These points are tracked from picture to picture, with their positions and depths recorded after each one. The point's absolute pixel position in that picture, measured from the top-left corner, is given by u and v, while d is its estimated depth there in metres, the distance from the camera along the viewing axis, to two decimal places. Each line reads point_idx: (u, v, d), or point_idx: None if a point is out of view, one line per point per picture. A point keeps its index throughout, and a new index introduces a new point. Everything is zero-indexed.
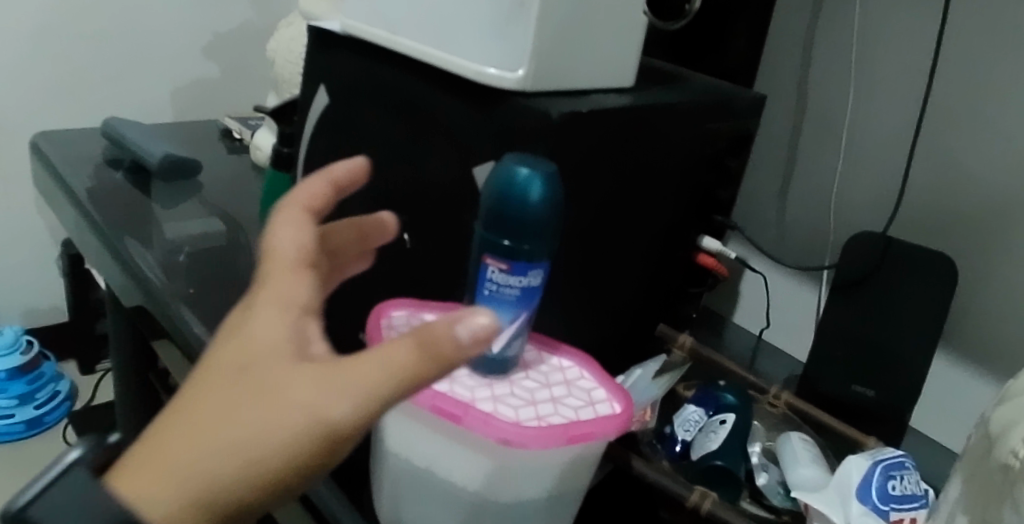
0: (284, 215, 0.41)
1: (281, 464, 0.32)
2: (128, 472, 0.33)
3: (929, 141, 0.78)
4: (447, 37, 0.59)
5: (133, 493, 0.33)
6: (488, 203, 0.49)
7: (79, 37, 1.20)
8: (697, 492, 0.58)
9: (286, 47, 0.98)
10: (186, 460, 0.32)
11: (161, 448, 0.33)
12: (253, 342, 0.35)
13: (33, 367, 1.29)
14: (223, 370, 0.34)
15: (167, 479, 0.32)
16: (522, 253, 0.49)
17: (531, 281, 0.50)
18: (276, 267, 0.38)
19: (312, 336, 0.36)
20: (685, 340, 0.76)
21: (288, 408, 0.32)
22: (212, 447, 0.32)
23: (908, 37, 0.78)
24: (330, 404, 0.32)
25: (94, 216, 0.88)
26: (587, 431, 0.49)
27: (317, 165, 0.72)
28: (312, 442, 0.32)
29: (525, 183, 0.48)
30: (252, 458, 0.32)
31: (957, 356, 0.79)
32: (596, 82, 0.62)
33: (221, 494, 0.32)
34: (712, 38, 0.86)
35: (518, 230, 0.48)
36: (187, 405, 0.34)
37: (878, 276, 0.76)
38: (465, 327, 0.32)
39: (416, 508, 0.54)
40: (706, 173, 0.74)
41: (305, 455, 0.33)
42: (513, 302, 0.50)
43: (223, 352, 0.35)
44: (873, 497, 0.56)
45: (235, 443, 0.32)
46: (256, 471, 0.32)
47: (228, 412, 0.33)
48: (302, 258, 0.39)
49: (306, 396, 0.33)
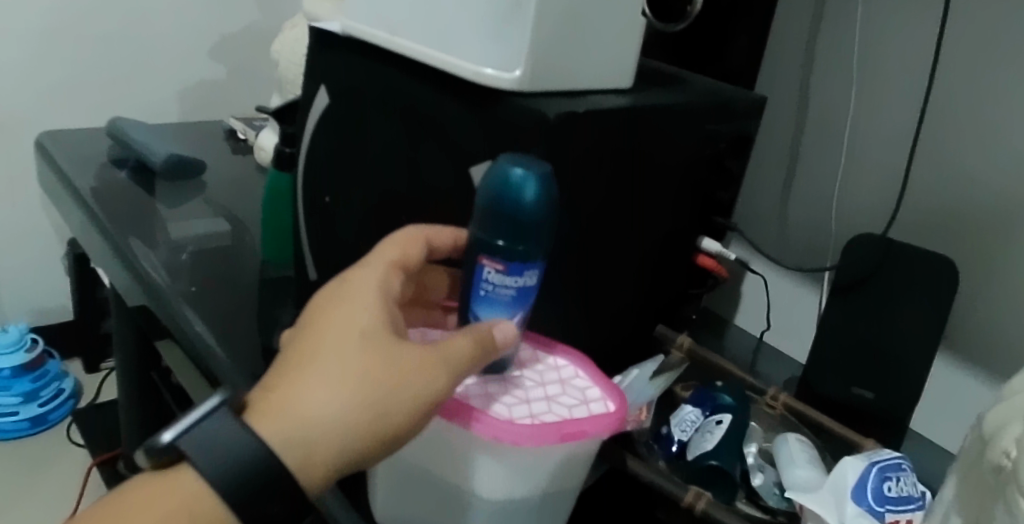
0: (386, 238, 0.52)
1: (396, 420, 0.43)
2: (269, 408, 0.42)
3: (930, 144, 0.78)
4: (445, 38, 0.59)
5: (274, 424, 0.41)
6: (485, 203, 0.49)
7: (86, 37, 1.21)
8: (692, 492, 0.58)
9: (290, 48, 0.98)
10: (325, 406, 0.41)
11: (299, 396, 0.41)
12: (366, 319, 0.44)
13: (38, 365, 1.30)
14: (342, 334, 0.44)
15: (309, 419, 0.41)
16: (517, 253, 0.49)
17: (526, 281, 0.50)
18: (375, 262, 0.49)
19: (401, 321, 0.47)
20: (684, 341, 0.77)
21: (405, 377, 0.43)
22: (346, 397, 0.42)
23: (909, 38, 0.78)
24: (435, 375, 0.44)
25: (98, 215, 0.89)
26: (580, 430, 0.49)
27: (318, 164, 0.72)
28: (420, 405, 0.43)
29: (521, 182, 0.48)
30: (374, 412, 0.42)
31: (958, 359, 0.78)
32: (594, 83, 0.63)
33: (344, 436, 0.42)
34: (714, 40, 0.86)
35: (515, 232, 0.49)
36: (312, 361, 0.43)
37: (876, 279, 0.76)
38: (503, 331, 0.48)
39: (410, 503, 0.54)
40: (707, 174, 0.74)
41: (413, 415, 0.43)
42: (509, 303, 0.51)
43: (338, 317, 0.45)
44: (868, 498, 0.56)
45: (364, 399, 0.42)
46: (376, 421, 0.42)
47: (354, 373, 0.42)
48: (392, 265, 0.50)
49: (419, 369, 0.43)
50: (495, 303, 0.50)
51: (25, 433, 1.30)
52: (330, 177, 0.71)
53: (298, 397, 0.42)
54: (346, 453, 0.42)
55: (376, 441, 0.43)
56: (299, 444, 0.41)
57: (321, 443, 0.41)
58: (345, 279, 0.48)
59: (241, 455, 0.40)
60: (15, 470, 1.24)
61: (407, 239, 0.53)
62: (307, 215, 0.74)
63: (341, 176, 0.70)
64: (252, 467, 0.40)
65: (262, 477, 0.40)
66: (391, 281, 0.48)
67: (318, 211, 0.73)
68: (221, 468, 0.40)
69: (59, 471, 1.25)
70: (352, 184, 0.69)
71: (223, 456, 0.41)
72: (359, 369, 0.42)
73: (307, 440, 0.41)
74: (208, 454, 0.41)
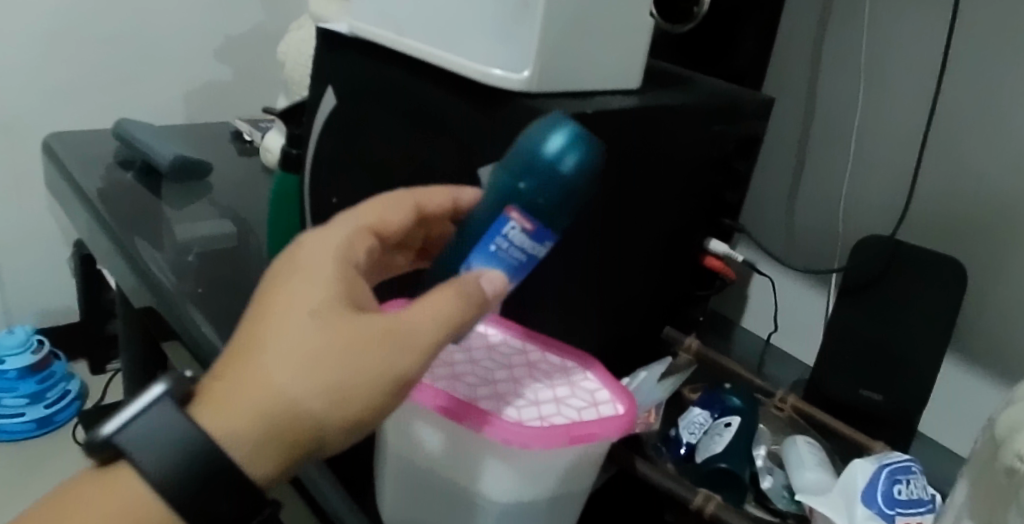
0: (363, 204, 0.51)
1: (361, 406, 0.40)
2: (218, 404, 0.39)
3: (939, 144, 0.77)
4: (453, 39, 0.59)
5: (224, 421, 0.39)
6: (522, 151, 0.46)
7: (92, 39, 1.22)
8: (701, 495, 0.58)
9: (296, 50, 0.98)
10: (277, 399, 0.39)
11: (247, 388, 0.39)
12: (318, 294, 0.41)
13: (44, 366, 1.30)
14: (292, 313, 0.40)
15: (260, 414, 0.39)
16: (545, 218, 0.46)
17: (537, 252, 0.47)
18: (340, 232, 0.47)
19: (364, 293, 0.43)
20: (692, 343, 0.77)
21: (364, 361, 0.40)
22: (300, 386, 0.39)
23: (917, 39, 0.78)
24: (396, 354, 0.40)
25: (105, 216, 0.89)
26: (590, 432, 0.49)
27: (325, 166, 0.72)
28: (385, 388, 0.40)
29: (570, 141, 0.46)
30: (331, 398, 0.39)
31: (965, 361, 0.78)
32: (603, 85, 0.62)
33: (304, 427, 0.39)
34: (721, 40, 0.86)
35: (546, 191, 0.45)
36: (260, 348, 0.40)
37: (885, 281, 0.76)
38: (490, 284, 0.45)
39: (419, 506, 0.54)
40: (714, 175, 0.74)
41: (380, 398, 0.40)
42: (515, 267, 0.47)
43: (288, 293, 0.41)
44: (878, 501, 0.56)
45: (319, 387, 0.39)
46: (335, 407, 0.39)
47: (306, 358, 0.39)
48: (353, 234, 0.47)
49: (378, 350, 0.40)
50: (499, 264, 0.47)
51: (32, 435, 1.30)
52: (337, 178, 0.71)
53: (246, 390, 0.39)
54: (310, 444, 0.40)
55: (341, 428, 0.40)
56: (255, 440, 0.39)
57: (279, 438, 0.39)
58: (296, 247, 0.44)
59: (183, 452, 0.39)
60: (22, 471, 1.24)
61: (381, 205, 0.51)
62: (314, 217, 0.74)
63: (348, 177, 0.70)
64: (195, 462, 0.39)
65: (208, 477, 0.39)
66: (349, 251, 0.45)
67: (324, 213, 0.73)
68: (162, 466, 0.39)
69: (65, 472, 1.25)
70: (359, 185, 0.69)
71: (164, 451, 0.39)
72: (312, 354, 0.39)
73: (263, 436, 0.39)
74: (148, 450, 0.39)
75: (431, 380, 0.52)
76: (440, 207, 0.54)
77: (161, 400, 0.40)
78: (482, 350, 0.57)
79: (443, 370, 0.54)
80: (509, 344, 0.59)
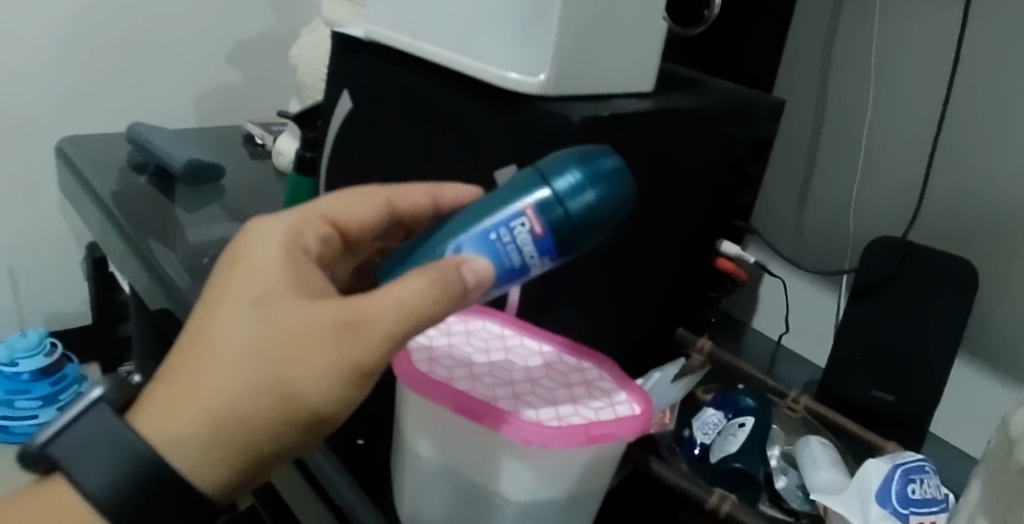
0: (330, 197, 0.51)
1: (310, 400, 0.40)
2: (162, 407, 0.40)
3: (950, 146, 0.77)
4: (469, 42, 0.60)
5: (169, 418, 0.40)
6: (564, 165, 0.47)
7: (106, 44, 1.23)
8: (716, 494, 0.58)
9: (308, 54, 0.99)
10: (224, 397, 0.39)
11: (192, 389, 0.40)
12: (265, 287, 0.42)
13: (57, 369, 1.30)
14: (239, 308, 0.41)
15: (206, 411, 0.39)
16: (558, 231, 0.46)
17: (532, 264, 0.47)
18: (299, 219, 0.47)
19: (318, 282, 0.44)
20: (704, 344, 0.77)
21: (311, 356, 0.40)
22: (245, 383, 0.39)
23: (928, 41, 0.78)
24: (348, 343, 0.40)
25: (121, 219, 0.90)
26: (608, 431, 0.50)
27: (342, 169, 0.73)
28: (334, 382, 0.40)
29: (614, 177, 0.48)
30: (277, 393, 0.40)
31: (977, 362, 0.78)
32: (618, 88, 0.63)
33: (252, 424, 0.40)
34: (732, 43, 0.86)
35: (577, 213, 0.46)
36: (211, 341, 0.41)
37: (898, 281, 0.76)
38: (474, 272, 0.44)
39: (438, 509, 0.54)
40: (727, 177, 0.74)
41: (328, 394, 0.41)
42: (508, 264, 0.47)
43: (234, 289, 0.42)
44: (892, 501, 0.56)
45: (265, 383, 0.40)
46: (285, 403, 0.40)
47: (254, 353, 0.40)
48: (308, 221, 0.48)
49: (324, 345, 0.40)
50: (493, 253, 0.46)
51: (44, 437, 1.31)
52: (353, 181, 0.72)
53: (191, 391, 0.40)
54: (261, 440, 0.41)
55: (290, 423, 0.41)
56: (202, 437, 0.40)
57: (226, 434, 0.40)
58: (242, 234, 0.45)
59: (120, 460, 0.40)
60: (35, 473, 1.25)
61: (344, 198, 0.52)
62: None
63: (364, 180, 0.71)
64: (133, 468, 0.39)
65: (157, 485, 0.40)
66: (301, 239, 0.46)
67: None
68: (98, 475, 0.40)
69: None
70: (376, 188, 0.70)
71: (98, 461, 0.40)
72: (259, 347, 0.40)
73: (209, 433, 0.40)
74: (81, 459, 0.40)
75: (450, 380, 0.52)
76: (419, 206, 0.54)
77: (92, 405, 0.41)
78: (500, 351, 0.58)
79: (463, 370, 0.54)
80: (526, 346, 0.59)
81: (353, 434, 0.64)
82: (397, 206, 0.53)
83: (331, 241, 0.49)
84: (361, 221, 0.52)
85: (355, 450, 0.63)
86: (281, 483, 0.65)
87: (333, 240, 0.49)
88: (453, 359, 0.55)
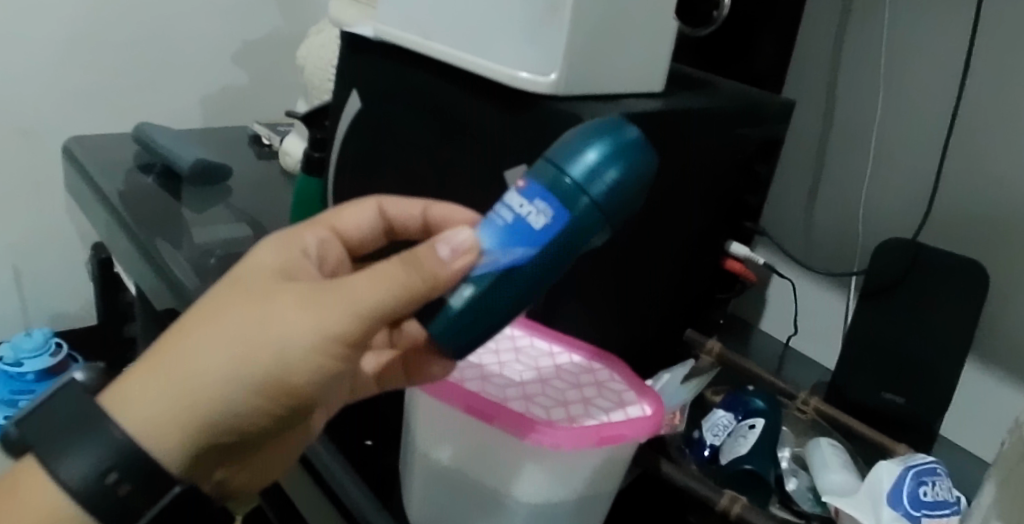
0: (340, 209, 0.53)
1: (283, 379, 0.39)
2: (138, 380, 0.40)
3: (960, 147, 0.77)
4: (478, 42, 0.60)
5: (145, 394, 0.40)
6: (572, 142, 0.43)
7: (112, 44, 1.23)
8: (727, 496, 0.58)
9: (316, 54, 0.99)
10: (198, 371, 0.39)
11: (170, 363, 0.40)
12: (257, 273, 0.42)
13: (63, 369, 1.29)
14: (229, 292, 0.41)
15: (180, 385, 0.39)
16: (551, 185, 0.41)
17: (532, 216, 0.41)
18: (303, 225, 0.49)
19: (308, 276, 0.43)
20: (714, 345, 0.77)
21: (282, 326, 0.39)
22: (219, 359, 0.39)
23: (938, 42, 0.78)
24: (320, 320, 0.39)
25: (127, 219, 0.89)
26: (619, 433, 0.49)
27: (350, 168, 0.73)
28: (305, 353, 0.39)
29: (630, 150, 0.43)
30: (248, 363, 0.39)
31: (986, 364, 0.78)
32: (627, 88, 0.63)
33: (223, 394, 0.39)
34: (741, 43, 0.86)
35: (577, 169, 0.41)
36: (195, 320, 0.41)
37: (907, 283, 0.76)
38: (450, 246, 0.40)
39: (447, 510, 0.54)
40: (736, 178, 0.74)
41: (300, 365, 0.39)
42: (501, 228, 0.41)
43: (230, 276, 0.43)
44: (904, 503, 0.56)
45: (237, 359, 0.39)
46: (257, 381, 0.39)
47: (231, 329, 0.39)
48: (307, 225, 0.49)
49: (296, 313, 0.39)
50: (487, 223, 0.42)
51: None
52: (361, 181, 0.72)
53: (169, 366, 0.40)
54: (233, 412, 0.40)
55: (263, 394, 0.40)
56: (172, 410, 0.39)
57: (199, 410, 0.39)
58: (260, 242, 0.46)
59: (101, 448, 0.39)
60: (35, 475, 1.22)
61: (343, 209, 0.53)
62: None
63: (372, 180, 0.71)
64: (108, 459, 0.39)
65: (131, 470, 0.39)
66: (298, 238, 0.46)
67: None
68: (76, 468, 0.39)
69: None
70: (384, 187, 0.70)
71: (77, 448, 0.39)
72: (234, 319, 0.40)
73: (180, 407, 0.39)
74: (60, 446, 0.39)
75: (461, 380, 0.53)
76: (409, 219, 0.53)
77: (70, 389, 0.40)
78: (511, 352, 0.58)
79: (474, 370, 0.55)
80: (536, 347, 0.59)
81: (361, 435, 0.64)
82: (390, 215, 0.53)
83: (330, 243, 0.49)
84: (358, 229, 0.52)
85: (363, 451, 0.63)
86: (288, 483, 0.65)
87: (332, 244, 0.49)
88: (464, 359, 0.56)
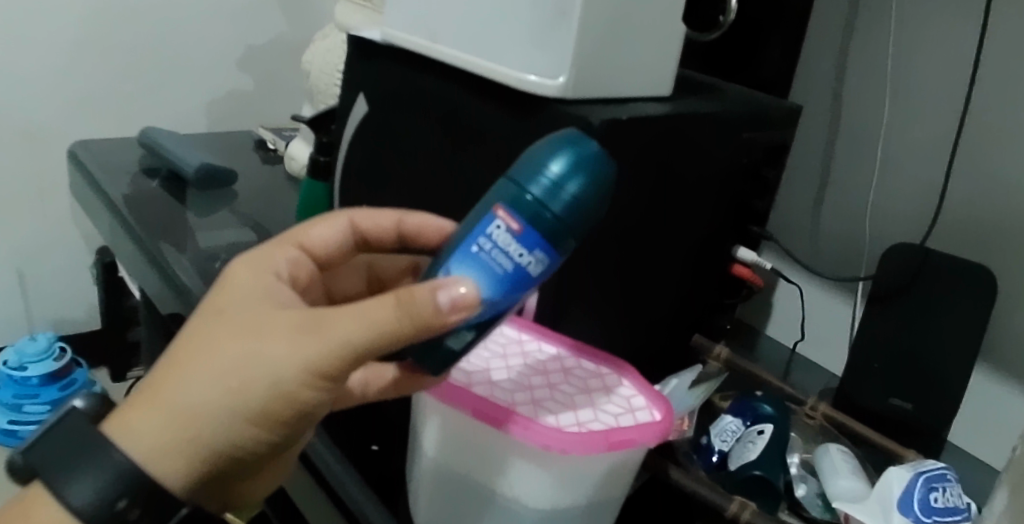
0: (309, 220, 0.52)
1: (277, 410, 0.39)
2: (132, 411, 0.40)
3: (968, 152, 0.77)
4: (486, 45, 0.59)
5: (140, 426, 0.39)
6: (522, 169, 0.42)
7: (118, 49, 1.23)
8: (736, 502, 0.58)
9: (321, 59, 0.99)
10: (190, 405, 0.39)
11: (160, 397, 0.39)
12: (244, 302, 0.41)
13: (66, 373, 1.29)
14: (216, 320, 0.40)
15: (173, 418, 0.39)
16: (538, 221, 0.40)
17: (529, 265, 0.40)
18: (271, 245, 0.48)
19: (289, 299, 0.42)
20: (721, 351, 0.76)
21: (272, 361, 0.38)
22: (210, 394, 0.39)
23: (945, 47, 0.78)
24: (308, 359, 0.38)
25: (132, 223, 0.90)
26: (628, 438, 0.49)
27: (356, 172, 0.73)
28: (297, 387, 0.38)
29: (578, 159, 0.42)
30: (246, 395, 0.39)
31: (995, 370, 0.77)
32: (634, 91, 0.63)
33: (222, 427, 0.39)
34: (747, 49, 0.86)
35: (563, 207, 0.40)
36: (185, 348, 0.40)
37: (914, 289, 0.75)
38: (449, 294, 0.38)
39: (456, 515, 0.54)
40: (742, 183, 0.74)
41: (295, 398, 0.39)
42: (496, 276, 0.40)
43: (217, 300, 0.41)
44: (915, 509, 0.56)
45: (227, 394, 0.39)
46: (248, 414, 0.39)
47: (220, 365, 0.39)
48: (272, 245, 0.47)
49: (285, 348, 0.38)
50: (478, 265, 0.40)
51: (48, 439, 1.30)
52: (369, 185, 0.72)
53: (160, 400, 0.39)
54: (236, 441, 0.40)
55: (263, 424, 0.40)
56: (174, 442, 0.39)
57: (194, 441, 0.39)
58: (235, 262, 0.44)
59: (106, 476, 0.39)
60: None
61: (309, 223, 0.51)
62: None
63: (380, 184, 0.71)
64: (116, 485, 0.39)
65: (136, 496, 0.39)
66: (269, 261, 0.45)
67: None
68: (86, 493, 0.39)
69: None
70: (392, 191, 0.70)
71: (84, 474, 0.39)
72: (225, 351, 0.39)
73: (176, 438, 0.39)
74: (68, 473, 0.39)
75: (469, 384, 0.52)
76: (382, 230, 0.53)
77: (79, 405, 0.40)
78: (518, 355, 0.58)
79: (482, 375, 0.54)
80: (543, 351, 0.59)
81: (367, 440, 0.64)
82: (360, 227, 0.53)
83: (301, 262, 0.48)
84: (326, 243, 0.51)
85: (370, 456, 0.63)
86: (292, 488, 0.64)
87: (303, 263, 0.48)
88: (472, 364, 0.55)
